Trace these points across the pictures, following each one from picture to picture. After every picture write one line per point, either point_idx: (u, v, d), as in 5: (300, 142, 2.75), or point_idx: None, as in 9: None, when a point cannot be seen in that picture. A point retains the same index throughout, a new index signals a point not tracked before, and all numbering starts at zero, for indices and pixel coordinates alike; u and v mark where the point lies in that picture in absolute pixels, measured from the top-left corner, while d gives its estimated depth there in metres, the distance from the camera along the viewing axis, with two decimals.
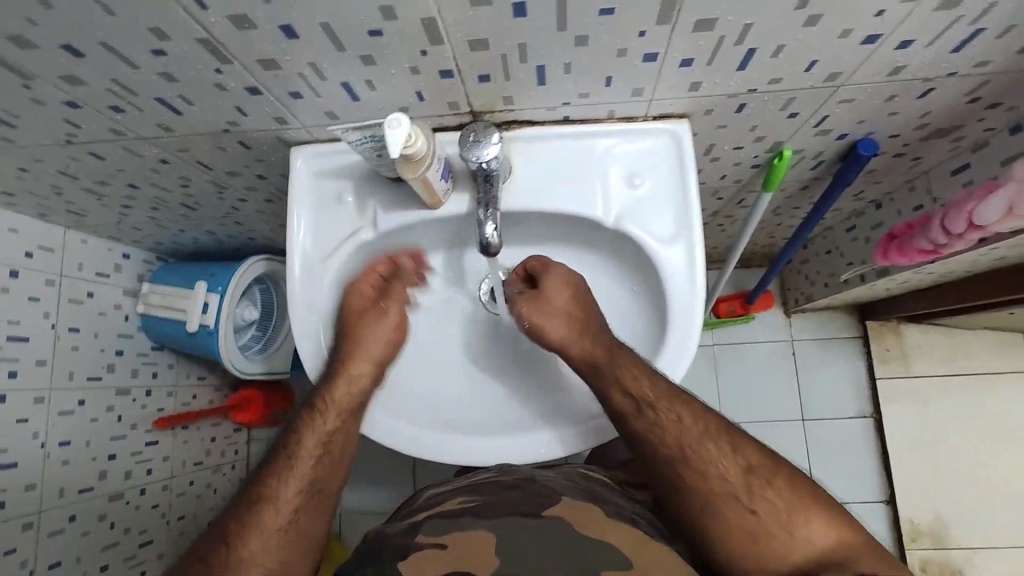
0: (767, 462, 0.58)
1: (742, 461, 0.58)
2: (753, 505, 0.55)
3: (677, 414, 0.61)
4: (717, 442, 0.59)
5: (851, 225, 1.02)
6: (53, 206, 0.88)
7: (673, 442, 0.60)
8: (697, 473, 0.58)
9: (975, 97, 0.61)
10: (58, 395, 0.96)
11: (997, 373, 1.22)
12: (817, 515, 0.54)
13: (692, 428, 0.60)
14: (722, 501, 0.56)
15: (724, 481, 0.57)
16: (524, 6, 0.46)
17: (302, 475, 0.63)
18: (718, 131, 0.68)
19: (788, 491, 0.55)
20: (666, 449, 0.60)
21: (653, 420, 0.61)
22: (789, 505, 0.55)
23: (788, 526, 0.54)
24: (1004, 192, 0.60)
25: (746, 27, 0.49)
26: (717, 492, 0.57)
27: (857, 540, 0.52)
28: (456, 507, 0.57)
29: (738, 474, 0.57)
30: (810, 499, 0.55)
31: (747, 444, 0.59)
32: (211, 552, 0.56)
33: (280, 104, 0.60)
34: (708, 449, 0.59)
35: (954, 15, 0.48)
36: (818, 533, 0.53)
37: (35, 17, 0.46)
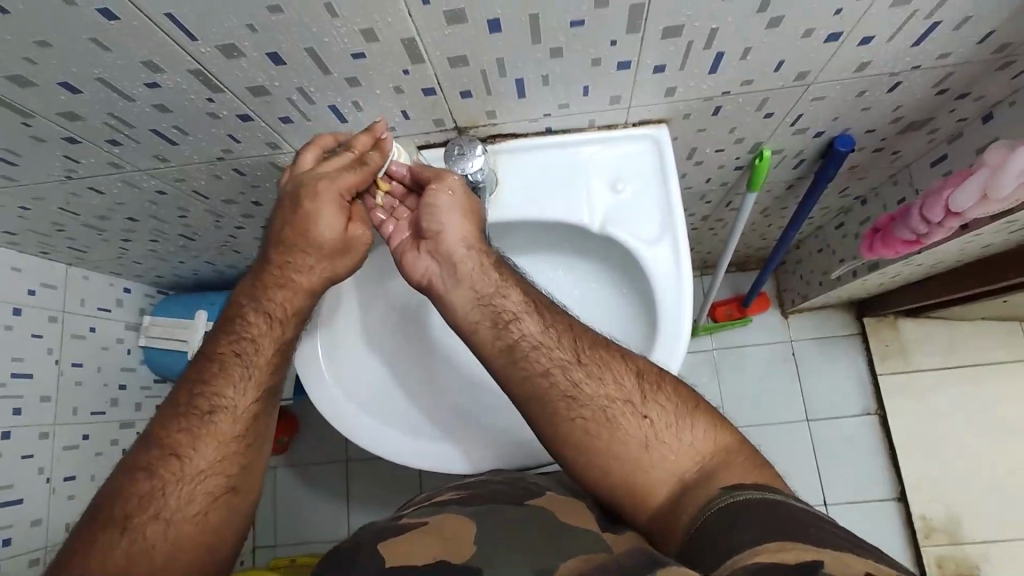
0: (659, 374, 0.58)
1: (636, 374, 0.57)
2: (646, 410, 0.55)
3: (574, 328, 0.59)
4: (611, 350, 0.58)
5: (840, 222, 1.03)
6: (54, 243, 0.89)
7: (568, 352, 0.58)
8: (589, 386, 0.56)
9: (943, 88, 0.63)
10: (62, 430, 0.97)
11: (995, 362, 1.22)
12: (697, 419, 0.55)
13: (589, 341, 0.59)
14: (615, 408, 0.55)
15: (618, 393, 0.56)
16: (498, 22, 0.48)
17: (250, 382, 0.61)
18: (698, 135, 0.70)
19: (675, 398, 0.56)
20: (559, 359, 0.57)
21: (550, 332, 0.59)
22: (677, 409, 0.55)
23: (672, 434, 0.54)
24: (976, 178, 0.62)
25: (712, 32, 0.51)
26: (608, 405, 0.55)
27: (734, 442, 0.54)
28: (441, 498, 0.59)
29: (631, 382, 0.56)
30: (695, 407, 0.55)
31: (637, 358, 0.59)
32: (160, 464, 0.56)
33: (271, 129, 0.62)
34: (608, 364, 0.57)
35: (909, 10, 0.50)
36: (697, 436, 0.54)
37: (34, 57, 0.48)
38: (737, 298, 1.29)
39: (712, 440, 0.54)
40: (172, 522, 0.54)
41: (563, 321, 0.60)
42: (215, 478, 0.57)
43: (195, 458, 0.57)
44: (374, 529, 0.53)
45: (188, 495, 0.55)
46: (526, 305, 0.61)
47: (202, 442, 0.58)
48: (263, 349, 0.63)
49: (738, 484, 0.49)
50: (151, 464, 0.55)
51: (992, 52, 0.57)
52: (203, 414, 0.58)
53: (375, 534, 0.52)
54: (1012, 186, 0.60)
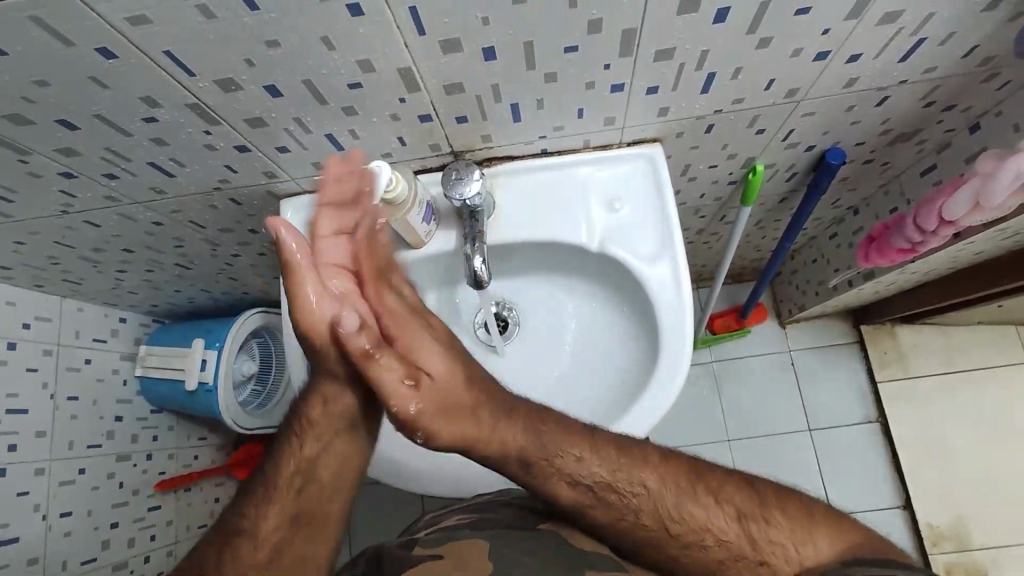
0: (750, 487, 0.54)
1: (730, 507, 0.53)
2: (764, 555, 0.50)
3: (644, 473, 0.55)
4: (697, 499, 0.53)
5: (833, 232, 1.04)
6: (49, 276, 0.89)
7: (654, 518, 0.53)
8: (694, 544, 0.52)
9: (930, 100, 0.64)
10: (58, 465, 0.95)
11: (994, 366, 1.23)
12: (815, 528, 0.50)
13: (665, 488, 0.54)
14: (730, 562, 0.51)
15: (721, 541, 0.51)
16: (493, 50, 0.49)
17: (274, 504, 0.58)
18: (692, 152, 0.71)
19: (787, 522, 0.51)
20: (648, 528, 0.53)
21: (615, 498, 0.55)
22: (792, 536, 0.50)
23: (789, 553, 0.49)
24: (968, 188, 0.62)
25: (703, 54, 0.52)
26: (713, 551, 0.51)
27: (857, 539, 0.49)
28: (448, 521, 0.59)
29: (733, 528, 0.51)
30: (812, 525, 0.50)
31: (723, 481, 0.54)
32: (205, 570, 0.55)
33: (268, 159, 0.62)
34: (691, 509, 0.53)
35: (896, 27, 0.51)
36: (816, 553, 0.49)
37: (31, 95, 0.48)
38: (734, 310, 1.30)
39: (839, 545, 0.49)
40: None
41: (639, 467, 0.55)
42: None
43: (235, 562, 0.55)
44: (395, 559, 0.53)
45: None
46: (594, 459, 0.56)
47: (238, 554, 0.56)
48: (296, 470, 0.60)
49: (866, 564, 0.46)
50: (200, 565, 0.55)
51: (977, 66, 0.58)
52: (240, 532, 0.57)
53: (394, 565, 0.52)
54: (1004, 195, 0.60)
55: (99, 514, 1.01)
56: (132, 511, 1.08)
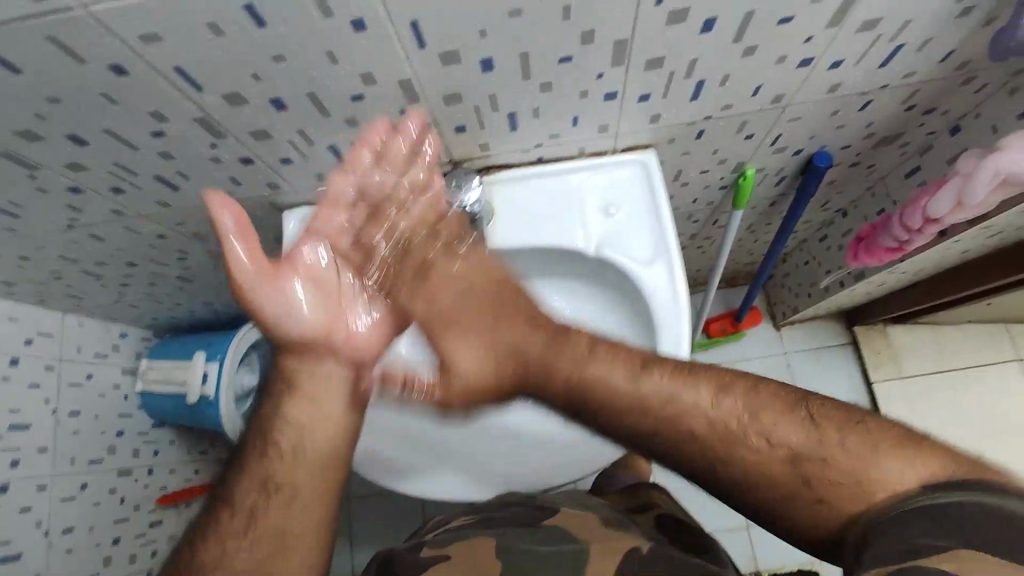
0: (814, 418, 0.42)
1: (784, 446, 0.42)
2: (823, 489, 0.40)
3: (693, 406, 0.46)
4: (747, 436, 0.43)
5: (823, 234, 1.06)
6: (52, 291, 0.90)
7: (701, 460, 0.44)
8: (742, 478, 0.43)
9: (911, 104, 0.67)
10: (60, 480, 0.95)
11: (986, 364, 1.25)
12: (881, 453, 0.38)
13: (722, 423, 0.44)
14: (791, 499, 0.41)
15: (770, 477, 0.42)
16: (490, 61, 0.51)
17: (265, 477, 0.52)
18: (683, 158, 0.73)
19: (853, 444, 0.40)
20: (698, 469, 0.45)
21: (674, 438, 0.46)
22: (858, 460, 0.39)
23: (856, 483, 0.38)
24: (952, 186, 0.64)
25: (692, 62, 0.54)
26: (769, 492, 0.42)
27: (950, 463, 0.36)
28: (458, 524, 0.59)
29: (783, 463, 0.41)
30: (885, 442, 0.39)
31: (774, 410, 0.43)
32: (196, 549, 0.50)
33: (271, 171, 0.64)
34: (746, 445, 0.43)
35: (875, 34, 0.54)
36: (899, 480, 0.37)
37: (43, 112, 0.50)
38: (729, 313, 1.31)
39: (914, 474, 0.37)
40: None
41: (692, 402, 0.46)
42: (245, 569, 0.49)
43: (218, 536, 0.50)
44: (406, 562, 0.52)
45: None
46: (635, 395, 0.48)
47: (221, 532, 0.50)
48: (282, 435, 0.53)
49: (943, 491, 0.35)
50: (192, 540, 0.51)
51: (954, 70, 0.60)
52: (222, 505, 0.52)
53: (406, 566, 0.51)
54: (986, 193, 0.62)
55: (100, 529, 1.01)
56: (133, 526, 1.08)
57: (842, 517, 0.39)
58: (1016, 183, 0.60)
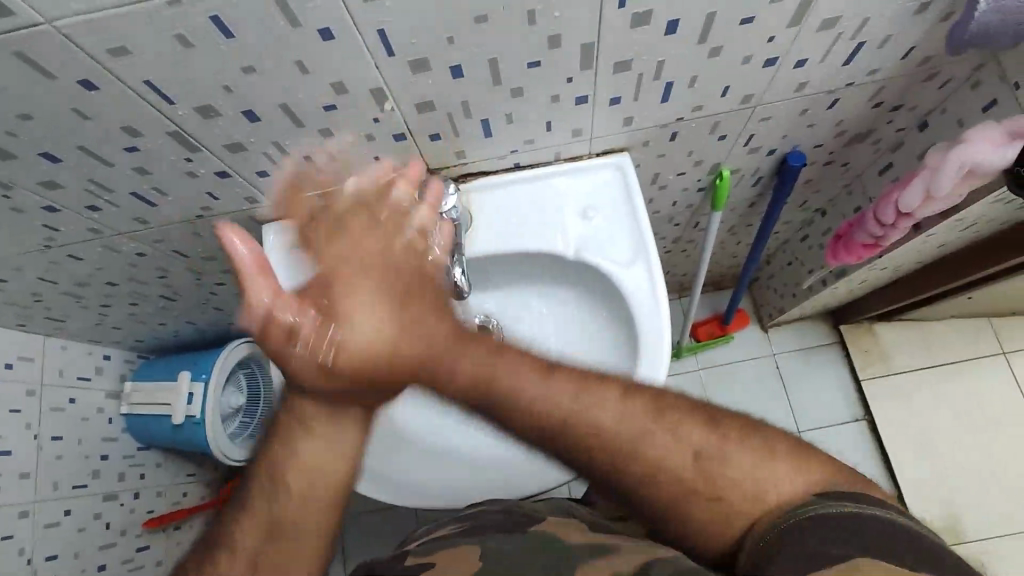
0: (713, 422, 0.44)
1: (688, 446, 0.43)
2: (718, 490, 0.42)
3: (604, 411, 0.45)
4: (657, 432, 0.44)
5: (804, 234, 1.07)
6: (32, 314, 0.89)
7: (605, 453, 0.44)
8: (648, 475, 0.43)
9: (878, 101, 0.68)
10: (44, 507, 0.93)
11: (971, 358, 1.26)
12: (776, 462, 0.42)
13: (626, 427, 0.44)
14: (690, 499, 0.42)
15: (670, 474, 0.43)
16: (460, 68, 0.51)
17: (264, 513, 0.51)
18: (658, 161, 0.74)
19: (747, 450, 0.42)
20: (597, 459, 0.45)
21: (574, 433, 0.45)
22: (750, 466, 0.42)
23: (758, 491, 0.41)
24: (920, 180, 0.66)
25: (660, 64, 0.55)
26: (667, 488, 0.43)
27: (825, 473, 0.41)
28: (443, 533, 0.59)
29: (688, 464, 0.43)
30: (775, 448, 0.43)
31: (682, 413, 0.45)
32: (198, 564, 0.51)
33: (248, 184, 0.64)
34: (652, 444, 0.44)
35: (836, 33, 0.55)
36: (785, 484, 0.41)
37: (15, 130, 0.50)
38: (716, 317, 1.32)
39: (803, 483, 0.41)
40: None
41: (600, 402, 0.45)
42: None
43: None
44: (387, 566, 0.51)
45: None
46: (548, 394, 0.45)
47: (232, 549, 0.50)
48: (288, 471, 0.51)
49: (831, 499, 0.39)
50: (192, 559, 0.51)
51: (916, 65, 0.62)
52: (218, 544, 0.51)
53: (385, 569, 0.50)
54: (952, 185, 0.63)
55: (85, 556, 0.99)
56: (121, 552, 1.06)
57: (739, 520, 0.41)
58: (980, 175, 0.62)
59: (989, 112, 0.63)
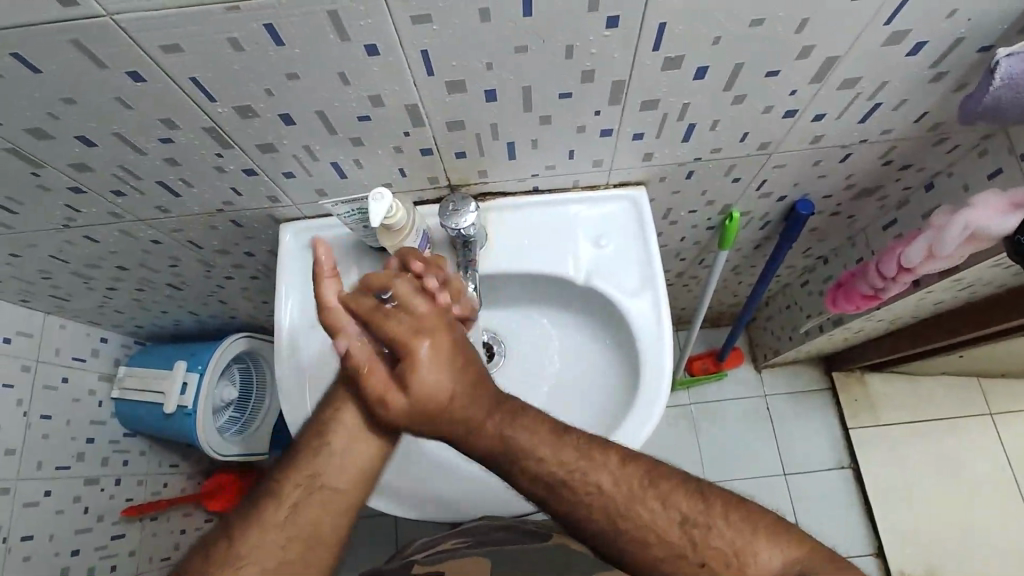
0: (702, 494, 0.53)
1: (675, 513, 0.52)
2: (703, 557, 0.50)
3: (604, 475, 0.53)
4: (646, 503, 0.52)
5: (805, 280, 1.09)
6: (38, 291, 0.89)
7: (601, 504, 0.53)
8: (643, 519, 0.52)
9: (889, 159, 0.70)
10: (24, 485, 0.92)
11: (958, 416, 1.27)
12: (760, 538, 0.50)
13: (618, 491, 0.52)
14: (670, 561, 0.51)
15: (659, 537, 0.51)
16: (494, 92, 0.53)
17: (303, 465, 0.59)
18: (673, 197, 0.76)
19: (742, 524, 0.51)
20: (597, 515, 0.52)
21: (574, 487, 0.53)
22: (735, 543, 0.50)
23: (740, 560, 0.49)
24: (923, 238, 0.68)
25: (685, 106, 0.57)
26: (661, 550, 0.51)
27: (807, 555, 0.49)
28: (446, 547, 0.62)
29: (676, 530, 0.51)
30: (761, 526, 0.51)
31: (676, 486, 0.53)
32: (214, 549, 0.54)
33: (274, 184, 0.65)
34: (639, 511, 0.52)
35: (856, 91, 0.57)
36: (767, 564, 0.49)
37: (57, 112, 0.51)
38: (712, 353, 1.34)
39: (775, 559, 0.49)
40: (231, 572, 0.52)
41: (599, 465, 0.54)
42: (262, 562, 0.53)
43: (262, 524, 0.55)
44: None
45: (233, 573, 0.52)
46: (554, 456, 0.54)
47: (256, 533, 0.54)
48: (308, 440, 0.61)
49: None
50: (209, 546, 0.54)
51: (928, 130, 0.64)
52: (266, 494, 0.57)
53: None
54: (953, 247, 0.65)
55: (60, 540, 0.98)
56: (95, 539, 1.04)
57: None
58: (983, 240, 0.64)
59: (994, 179, 0.65)
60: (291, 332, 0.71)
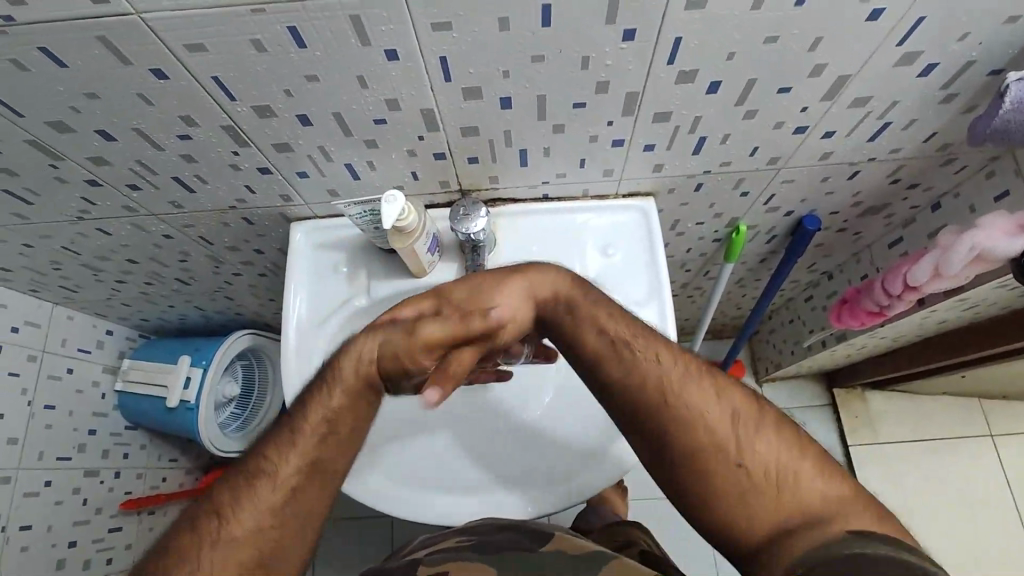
0: (758, 407, 0.50)
1: (728, 409, 0.49)
2: (744, 459, 0.47)
3: (661, 352, 0.51)
4: (702, 388, 0.49)
5: (809, 295, 1.10)
6: (47, 281, 0.90)
7: (655, 387, 0.49)
8: (698, 408, 0.48)
9: (897, 178, 0.71)
10: (26, 475, 0.93)
11: (958, 437, 1.27)
12: (804, 460, 0.47)
13: (676, 373, 0.50)
14: (711, 458, 0.47)
15: (711, 434, 0.48)
16: (509, 100, 0.54)
17: (296, 442, 0.51)
18: (681, 208, 0.77)
19: (785, 442, 0.48)
20: (645, 401, 0.49)
21: (631, 359, 0.50)
22: (778, 457, 0.47)
23: (783, 480, 0.46)
24: (929, 257, 0.68)
25: (696, 119, 0.58)
26: (707, 445, 0.48)
27: (863, 503, 0.45)
28: (450, 545, 0.60)
29: (725, 426, 0.48)
30: (805, 450, 0.48)
31: (735, 389, 0.50)
32: (202, 521, 0.47)
33: (287, 183, 0.66)
34: (696, 399, 0.49)
35: (867, 110, 0.58)
36: (807, 485, 0.46)
37: (79, 106, 0.52)
38: (714, 365, 1.34)
39: (815, 489, 0.46)
40: (216, 552, 0.46)
41: (664, 350, 0.51)
42: (249, 547, 0.47)
43: (251, 507, 0.48)
44: None
45: (221, 560, 0.46)
46: (620, 326, 0.52)
47: (244, 512, 0.48)
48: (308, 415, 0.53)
49: (863, 538, 0.41)
50: (195, 519, 0.48)
51: (936, 150, 0.65)
52: (256, 473, 0.50)
53: None
54: (959, 268, 0.66)
55: (58, 531, 0.98)
56: (92, 531, 1.05)
57: (765, 504, 0.46)
58: (989, 261, 0.64)
59: (1000, 202, 0.66)
60: (299, 331, 0.71)
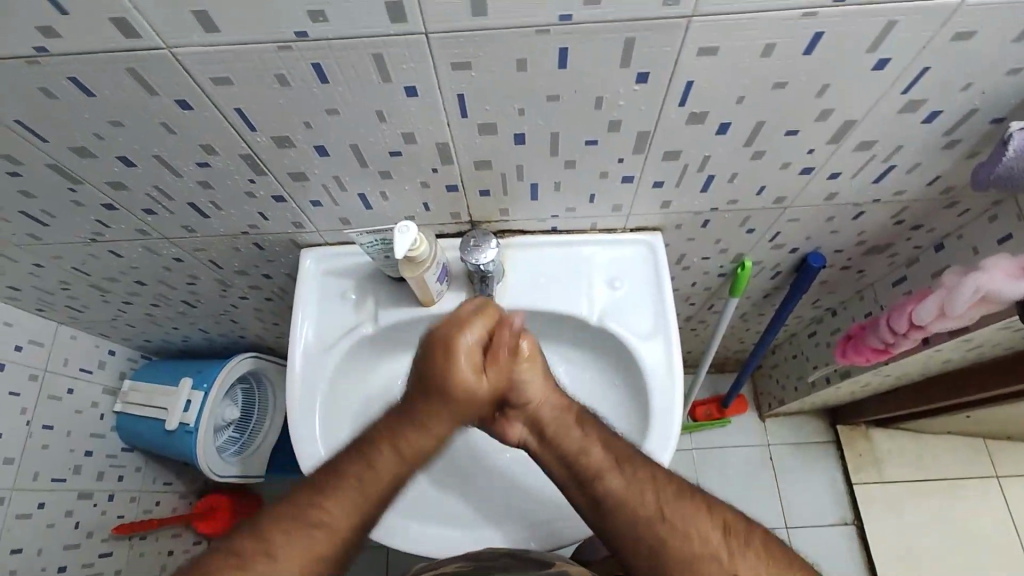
0: (747, 525, 0.57)
1: (718, 520, 0.57)
2: (736, 567, 0.54)
3: (654, 471, 0.60)
4: (693, 504, 0.58)
5: (813, 330, 1.10)
6: (54, 301, 0.90)
7: (651, 504, 0.58)
8: (690, 521, 0.57)
9: (900, 219, 0.72)
10: (19, 496, 0.92)
11: (963, 477, 1.26)
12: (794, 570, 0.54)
13: (669, 487, 0.59)
14: (708, 568, 0.54)
15: (706, 544, 0.55)
16: (523, 136, 0.55)
17: (355, 497, 0.57)
18: (687, 243, 0.78)
19: (771, 554, 0.55)
20: (643, 517, 0.57)
21: (630, 474, 0.60)
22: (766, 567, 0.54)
23: None
24: (935, 296, 0.68)
25: (705, 158, 0.59)
26: (700, 553, 0.55)
27: None
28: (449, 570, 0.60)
29: (717, 535, 0.56)
30: (790, 561, 0.55)
31: (723, 505, 0.59)
32: (251, 564, 0.52)
33: (300, 211, 0.67)
34: (688, 514, 0.57)
35: (871, 154, 0.59)
36: None
37: (103, 134, 0.53)
38: (716, 399, 1.33)
39: None
40: None
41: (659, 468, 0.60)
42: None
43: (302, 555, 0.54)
44: None
45: None
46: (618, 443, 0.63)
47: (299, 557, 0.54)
48: (377, 473, 0.59)
49: None
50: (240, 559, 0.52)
51: (940, 193, 0.66)
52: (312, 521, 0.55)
53: None
54: (965, 308, 0.66)
55: (48, 555, 0.96)
56: (82, 555, 1.03)
57: None
58: (994, 302, 0.64)
59: (1004, 244, 0.67)
60: (305, 357, 0.71)
